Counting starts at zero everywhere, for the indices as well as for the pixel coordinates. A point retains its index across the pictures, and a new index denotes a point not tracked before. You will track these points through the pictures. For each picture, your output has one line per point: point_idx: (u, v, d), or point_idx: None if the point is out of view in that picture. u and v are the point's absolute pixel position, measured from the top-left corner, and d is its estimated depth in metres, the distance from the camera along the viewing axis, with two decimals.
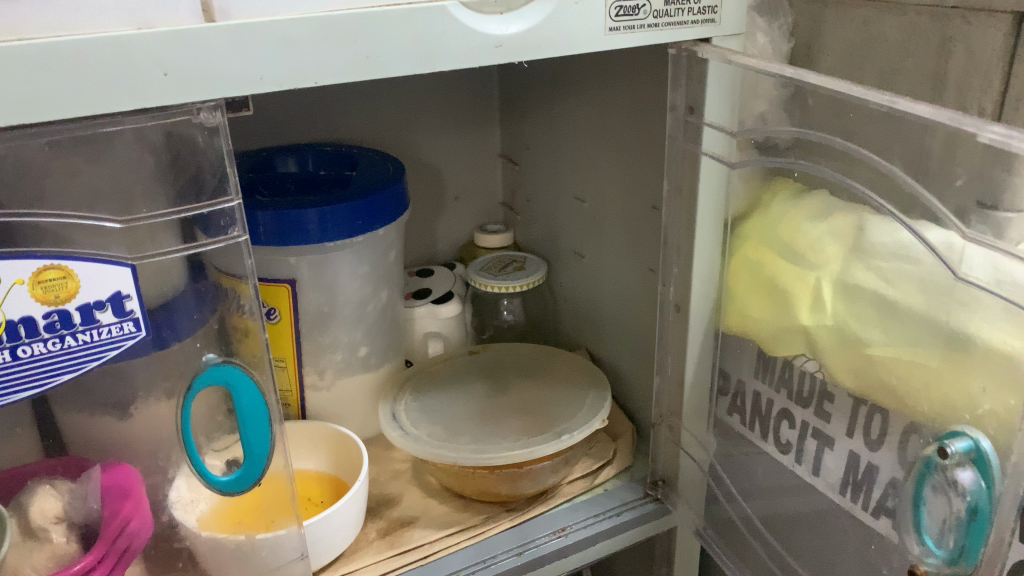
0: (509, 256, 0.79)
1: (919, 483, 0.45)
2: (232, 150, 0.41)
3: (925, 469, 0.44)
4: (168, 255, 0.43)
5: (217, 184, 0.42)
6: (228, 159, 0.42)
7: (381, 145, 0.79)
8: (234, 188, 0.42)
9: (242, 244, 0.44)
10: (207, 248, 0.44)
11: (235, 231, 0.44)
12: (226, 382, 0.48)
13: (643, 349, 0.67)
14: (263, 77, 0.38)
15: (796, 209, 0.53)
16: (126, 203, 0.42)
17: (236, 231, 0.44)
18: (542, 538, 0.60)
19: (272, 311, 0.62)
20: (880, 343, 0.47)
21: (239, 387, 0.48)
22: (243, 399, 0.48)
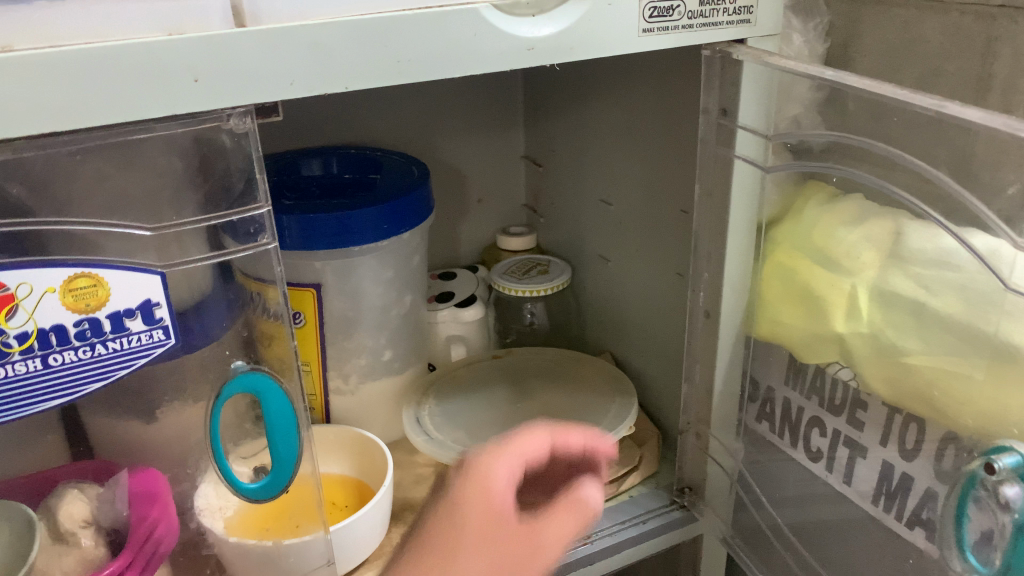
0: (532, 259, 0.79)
1: (963, 499, 0.44)
2: (260, 155, 0.41)
3: (970, 483, 0.44)
4: (198, 262, 0.43)
5: (245, 191, 0.42)
6: (257, 164, 0.41)
7: (405, 146, 0.79)
8: (263, 194, 0.42)
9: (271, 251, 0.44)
10: (236, 255, 0.44)
11: (265, 238, 0.44)
12: (254, 390, 0.48)
13: (670, 355, 0.67)
14: (294, 83, 0.38)
15: (831, 214, 0.52)
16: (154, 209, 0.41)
17: (265, 238, 0.44)
18: (566, 545, 0.60)
19: (298, 315, 0.62)
20: (918, 353, 0.46)
21: (267, 395, 0.48)
22: (272, 406, 0.48)
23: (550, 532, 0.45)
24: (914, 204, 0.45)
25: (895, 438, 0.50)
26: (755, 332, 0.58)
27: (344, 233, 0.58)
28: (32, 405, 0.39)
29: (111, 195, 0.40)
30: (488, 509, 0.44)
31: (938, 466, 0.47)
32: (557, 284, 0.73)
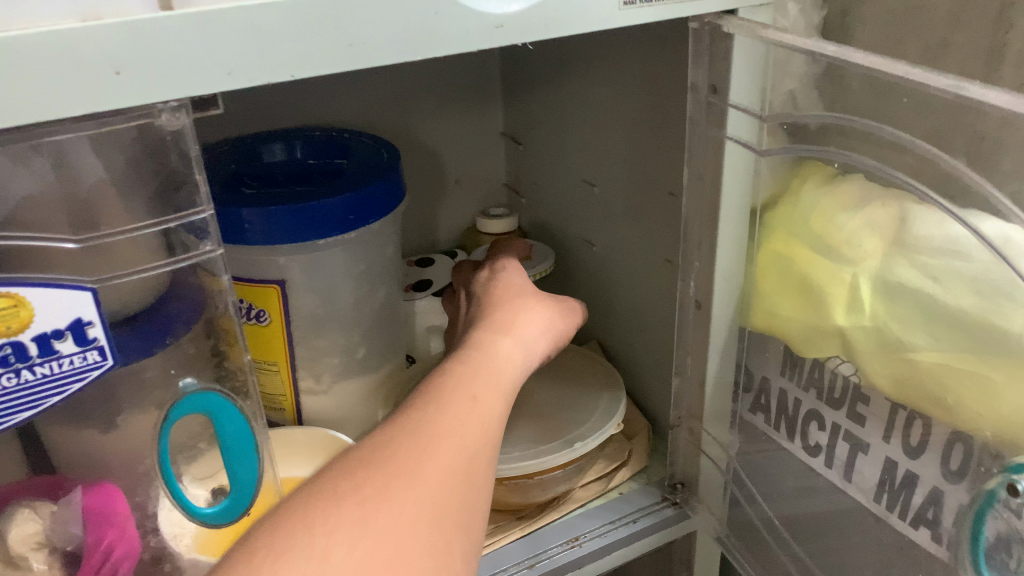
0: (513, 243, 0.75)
1: (977, 519, 0.42)
2: (200, 154, 0.38)
3: (986, 500, 0.41)
4: (137, 274, 0.39)
5: (183, 196, 0.39)
6: (196, 166, 0.38)
7: (376, 126, 0.74)
8: (205, 197, 0.39)
9: (217, 257, 0.40)
10: (178, 265, 0.40)
11: (207, 245, 0.41)
12: (206, 411, 0.46)
13: (659, 344, 0.63)
14: (232, 73, 0.34)
15: (830, 197, 0.48)
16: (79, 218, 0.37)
17: (209, 245, 0.41)
18: (554, 549, 0.56)
19: (262, 313, 0.58)
20: (926, 348, 0.43)
21: (220, 415, 0.46)
22: (229, 426, 0.47)
23: (574, 307, 0.55)
24: (924, 191, 0.41)
25: (899, 433, 0.47)
26: (749, 323, 0.54)
27: (308, 226, 0.54)
28: None
29: (34, 202, 0.36)
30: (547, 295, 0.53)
31: (946, 466, 0.44)
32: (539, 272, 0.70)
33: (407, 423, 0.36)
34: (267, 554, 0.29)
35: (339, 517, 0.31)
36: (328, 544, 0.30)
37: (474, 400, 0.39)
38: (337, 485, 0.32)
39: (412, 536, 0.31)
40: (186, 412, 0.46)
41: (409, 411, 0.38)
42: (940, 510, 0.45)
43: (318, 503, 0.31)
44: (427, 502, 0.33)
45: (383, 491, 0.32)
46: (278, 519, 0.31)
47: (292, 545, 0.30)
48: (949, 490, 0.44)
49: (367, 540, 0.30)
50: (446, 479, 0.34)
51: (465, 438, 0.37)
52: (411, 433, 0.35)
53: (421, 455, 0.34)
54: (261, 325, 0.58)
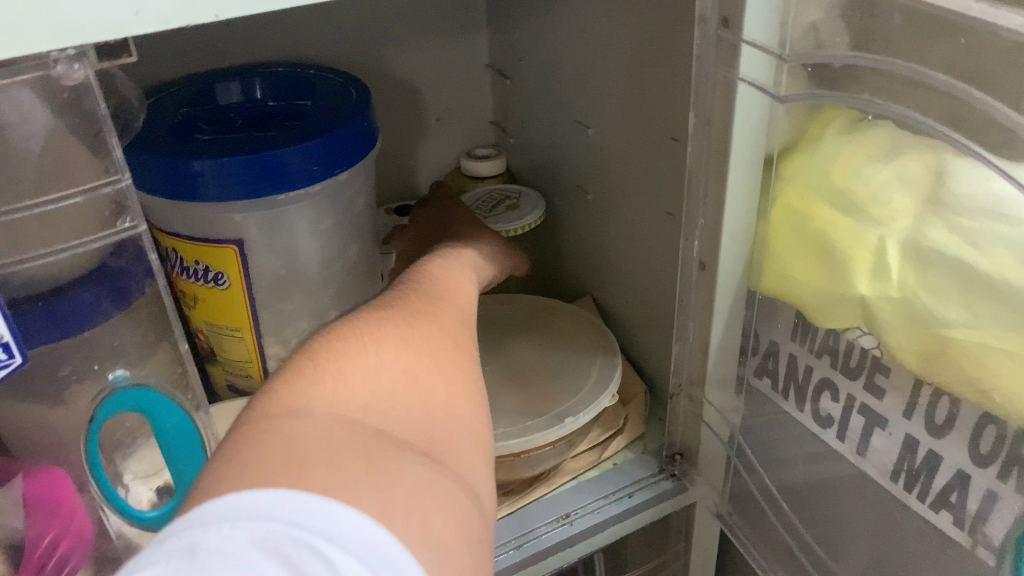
0: (503, 191, 0.69)
1: None
2: (108, 113, 0.36)
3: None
4: (53, 254, 0.38)
5: (97, 164, 0.37)
6: (108, 130, 0.36)
7: (348, 60, 0.67)
8: (119, 165, 0.37)
9: (137, 233, 0.39)
10: (98, 245, 0.39)
11: (127, 221, 0.39)
12: (138, 407, 0.42)
13: (657, 302, 0.58)
14: (140, 14, 0.27)
15: (854, 146, 0.42)
16: None
17: (129, 222, 0.39)
18: (543, 528, 0.53)
19: (220, 276, 0.52)
20: (961, 325, 0.38)
21: (154, 411, 0.42)
22: (169, 421, 0.43)
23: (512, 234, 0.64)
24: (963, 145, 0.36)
25: (921, 410, 0.42)
26: (758, 286, 0.49)
27: (266, 180, 0.49)
28: None
29: None
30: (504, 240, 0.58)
31: (975, 448, 0.40)
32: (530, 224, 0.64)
33: (415, 292, 0.43)
34: (334, 351, 0.35)
35: (383, 336, 0.37)
36: (380, 353, 0.35)
37: (458, 282, 0.47)
38: (366, 325, 0.38)
39: (439, 361, 0.37)
40: (115, 410, 0.42)
41: (412, 282, 0.44)
42: (964, 496, 0.41)
43: (362, 331, 0.37)
44: (446, 333, 0.40)
45: (403, 324, 0.38)
46: (328, 338, 0.37)
47: (348, 349, 0.35)
48: (976, 474, 0.40)
49: (405, 357, 0.36)
50: (457, 325, 0.42)
51: (464, 304, 0.45)
52: (426, 291, 0.43)
53: (434, 309, 0.41)
54: (221, 288, 0.53)
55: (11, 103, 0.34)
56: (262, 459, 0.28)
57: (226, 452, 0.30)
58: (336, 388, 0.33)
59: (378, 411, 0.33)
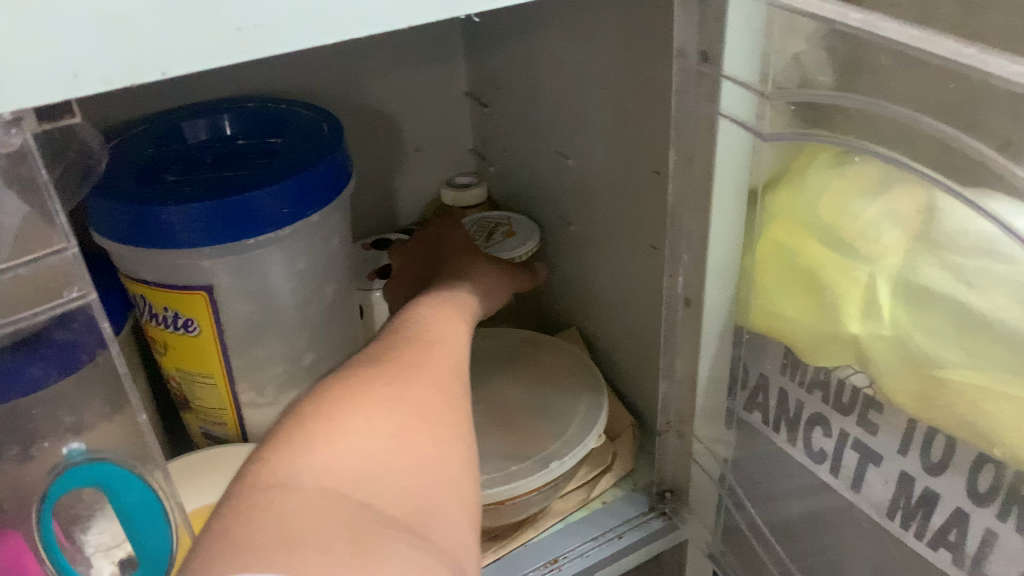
0: (490, 219, 0.67)
1: None
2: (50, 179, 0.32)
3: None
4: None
5: (39, 232, 0.33)
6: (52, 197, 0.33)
7: (322, 92, 0.66)
8: (63, 233, 0.33)
9: (84, 303, 0.36)
10: (44, 316, 0.36)
11: (74, 291, 0.36)
12: (97, 485, 0.40)
13: (643, 335, 0.57)
14: (79, 75, 0.26)
15: (843, 179, 0.40)
16: None
17: (77, 291, 0.36)
18: (531, 575, 0.51)
19: (190, 322, 0.50)
20: (957, 365, 0.37)
21: (114, 487, 0.40)
22: (129, 496, 0.41)
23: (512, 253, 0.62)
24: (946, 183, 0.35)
25: (917, 448, 0.41)
26: (746, 323, 0.48)
27: (240, 223, 0.47)
28: None
29: None
30: (497, 266, 0.56)
31: (972, 487, 0.38)
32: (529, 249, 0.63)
33: (409, 338, 0.42)
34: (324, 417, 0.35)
35: (373, 398, 0.37)
36: (370, 415, 0.35)
37: (455, 321, 0.46)
38: (357, 384, 0.37)
39: (429, 421, 0.37)
40: (73, 487, 0.40)
41: (406, 323, 0.44)
42: (963, 536, 0.39)
43: (351, 393, 0.37)
44: (438, 387, 0.39)
45: (394, 380, 0.38)
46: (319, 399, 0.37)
47: (338, 413, 0.35)
48: (974, 512, 0.39)
49: (394, 419, 0.36)
50: (452, 374, 0.41)
51: (461, 339, 0.45)
52: (421, 333, 0.43)
53: (428, 359, 0.41)
54: (191, 335, 0.51)
55: None
56: (251, 540, 0.29)
57: (220, 524, 0.31)
58: (324, 456, 0.33)
59: (367, 479, 0.33)
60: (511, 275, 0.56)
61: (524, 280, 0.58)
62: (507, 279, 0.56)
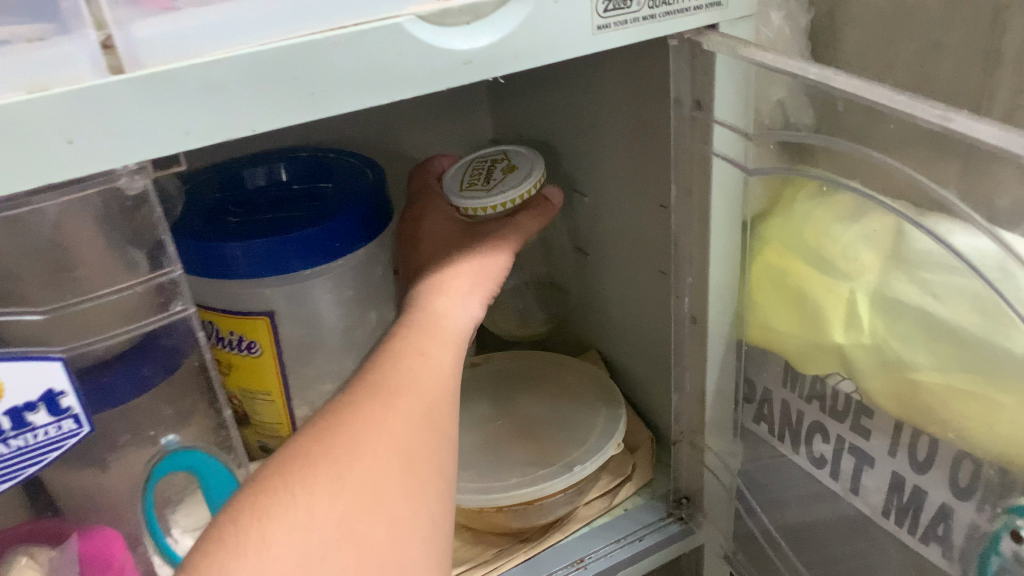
0: (483, 158, 0.60)
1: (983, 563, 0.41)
2: (162, 215, 0.42)
3: (991, 543, 0.40)
4: (115, 336, 0.43)
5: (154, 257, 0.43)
6: (162, 227, 0.42)
7: (363, 141, 0.73)
8: (172, 258, 0.43)
9: (188, 317, 0.45)
10: (151, 326, 0.45)
11: (178, 305, 0.45)
12: (190, 467, 0.50)
13: (656, 355, 0.62)
14: (189, 132, 0.33)
15: (824, 209, 0.46)
16: (52, 289, 0.40)
17: (178, 306, 0.45)
18: (558, 573, 0.56)
19: (253, 344, 0.56)
20: (927, 368, 0.42)
21: (203, 469, 0.50)
22: (214, 474, 0.50)
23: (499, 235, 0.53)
24: (903, 210, 0.40)
25: (905, 449, 0.45)
26: (748, 338, 0.53)
27: (279, 259, 0.53)
28: None
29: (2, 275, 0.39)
30: (477, 257, 0.51)
31: (955, 484, 0.42)
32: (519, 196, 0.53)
33: (373, 390, 0.39)
34: (260, 511, 0.33)
35: (317, 482, 0.34)
36: (310, 509, 0.33)
37: (428, 354, 0.43)
38: (302, 462, 0.35)
39: (381, 498, 0.35)
40: (169, 470, 0.49)
41: (367, 378, 0.41)
42: (949, 530, 0.43)
43: (295, 477, 0.34)
44: (397, 451, 0.36)
45: (345, 450, 0.35)
46: (263, 483, 0.34)
47: (278, 505, 0.33)
48: (959, 506, 0.42)
49: (340, 503, 0.34)
50: (417, 430, 0.38)
51: (429, 382, 0.41)
52: (380, 387, 0.39)
53: (387, 416, 0.38)
54: (252, 356, 0.57)
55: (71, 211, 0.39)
56: None
57: None
58: (255, 566, 0.31)
59: None
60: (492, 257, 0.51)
61: (511, 247, 0.52)
62: (490, 261, 0.51)
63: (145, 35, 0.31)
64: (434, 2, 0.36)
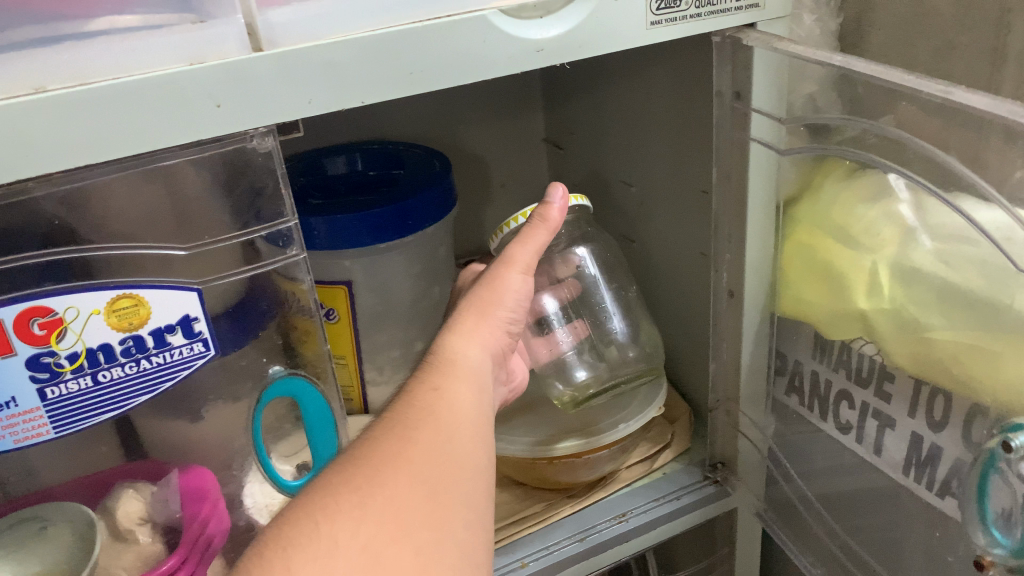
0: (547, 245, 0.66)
1: (982, 475, 0.43)
2: (285, 170, 0.44)
3: (988, 459, 0.42)
4: (236, 275, 0.47)
5: (274, 208, 0.45)
6: (283, 181, 0.45)
7: (427, 138, 0.82)
8: (291, 210, 0.46)
9: (302, 261, 0.48)
10: (269, 267, 0.48)
11: (294, 249, 0.48)
12: (293, 394, 0.52)
13: (696, 331, 0.68)
14: (312, 102, 0.39)
15: (850, 191, 0.51)
16: (191, 230, 0.44)
17: (294, 250, 0.48)
18: (602, 524, 0.62)
19: (331, 312, 0.64)
20: (941, 328, 0.45)
21: (305, 398, 0.53)
22: (312, 407, 0.53)
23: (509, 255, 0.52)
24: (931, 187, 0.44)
25: (923, 408, 0.48)
26: (780, 310, 0.58)
27: (350, 235, 0.60)
28: (83, 421, 0.42)
29: (142, 214, 0.42)
30: (487, 285, 0.50)
31: (967, 438, 0.45)
32: (518, 216, 0.57)
33: (390, 427, 0.40)
34: (284, 541, 0.33)
35: (340, 510, 0.34)
36: (332, 539, 0.33)
37: (446, 386, 0.44)
38: (325, 491, 0.35)
39: (405, 527, 0.35)
40: (275, 397, 0.52)
41: (386, 418, 0.41)
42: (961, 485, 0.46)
43: (318, 508, 0.34)
44: (416, 480, 0.37)
45: (366, 479, 0.36)
46: (288, 514, 0.35)
47: (301, 534, 0.33)
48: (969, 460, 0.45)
49: (362, 531, 0.34)
50: (436, 463, 0.38)
51: (447, 419, 0.41)
52: (397, 427, 0.40)
53: (405, 448, 0.38)
54: (330, 322, 0.64)
55: (199, 169, 0.43)
56: None
57: None
58: None
59: None
60: (499, 278, 0.50)
61: (519, 263, 0.51)
62: (496, 286, 0.50)
63: (280, 21, 0.38)
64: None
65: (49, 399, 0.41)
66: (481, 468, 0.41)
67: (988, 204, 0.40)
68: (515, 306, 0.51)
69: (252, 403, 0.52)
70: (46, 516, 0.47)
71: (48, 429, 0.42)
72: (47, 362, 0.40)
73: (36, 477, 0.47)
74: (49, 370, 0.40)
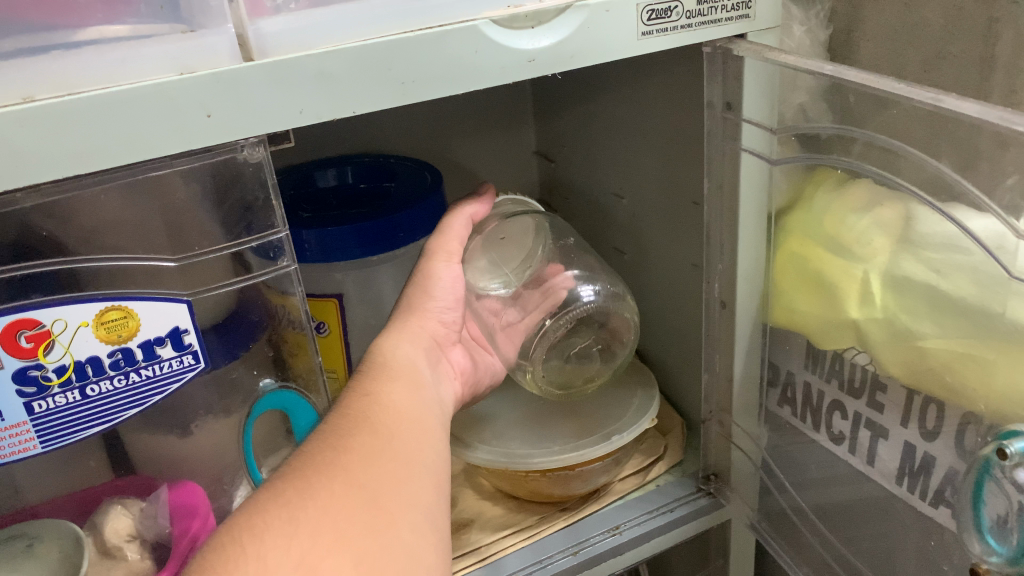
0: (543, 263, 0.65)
1: (976, 482, 0.43)
2: (275, 180, 0.44)
3: (983, 467, 0.42)
4: (225, 287, 0.46)
5: (263, 220, 0.45)
6: (272, 190, 0.44)
7: (419, 152, 0.83)
8: (280, 220, 0.45)
9: (291, 273, 0.47)
10: (259, 278, 0.47)
11: (284, 260, 0.47)
12: (283, 407, 0.52)
13: (688, 342, 0.68)
14: (303, 112, 0.39)
15: (841, 200, 0.51)
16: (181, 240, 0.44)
17: (285, 261, 0.47)
18: (596, 537, 0.62)
19: (322, 324, 0.64)
20: (933, 336, 0.45)
21: (296, 410, 0.52)
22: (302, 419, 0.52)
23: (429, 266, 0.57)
24: (920, 194, 0.43)
25: (915, 417, 0.48)
26: (773, 320, 0.58)
27: (341, 245, 0.59)
28: (72, 434, 0.42)
29: (134, 226, 0.42)
30: (419, 281, 0.55)
31: (960, 448, 0.45)
32: None
33: (322, 438, 0.40)
34: (209, 565, 0.31)
35: (270, 526, 0.33)
36: (264, 555, 0.32)
37: (375, 393, 0.44)
38: (254, 510, 0.34)
39: (342, 534, 0.34)
40: (265, 410, 0.51)
41: (319, 431, 0.41)
42: (954, 494, 0.46)
43: (245, 528, 0.33)
44: (351, 487, 0.36)
45: (298, 492, 0.35)
46: (211, 541, 0.33)
47: (228, 555, 0.32)
48: (962, 469, 0.45)
49: (297, 543, 0.33)
50: (370, 470, 0.38)
51: (381, 428, 0.41)
52: (330, 439, 0.39)
53: (339, 458, 0.38)
54: (321, 336, 0.64)
55: (188, 181, 0.42)
56: None
57: None
58: None
59: None
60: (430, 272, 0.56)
61: (448, 262, 0.56)
62: (428, 278, 0.55)
63: (272, 30, 0.38)
64: (505, 9, 0.42)
65: (36, 413, 0.41)
66: (421, 470, 0.41)
67: (982, 214, 0.40)
68: (446, 301, 0.56)
69: (243, 415, 0.51)
70: (33, 534, 0.46)
71: (36, 444, 0.41)
72: (35, 375, 0.40)
73: (21, 494, 0.46)
74: (36, 384, 0.40)
